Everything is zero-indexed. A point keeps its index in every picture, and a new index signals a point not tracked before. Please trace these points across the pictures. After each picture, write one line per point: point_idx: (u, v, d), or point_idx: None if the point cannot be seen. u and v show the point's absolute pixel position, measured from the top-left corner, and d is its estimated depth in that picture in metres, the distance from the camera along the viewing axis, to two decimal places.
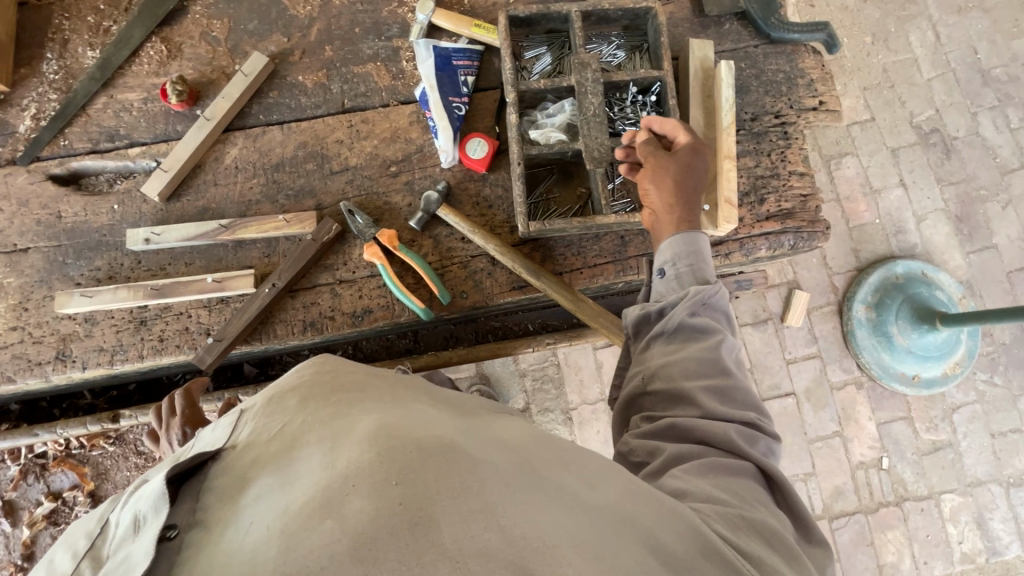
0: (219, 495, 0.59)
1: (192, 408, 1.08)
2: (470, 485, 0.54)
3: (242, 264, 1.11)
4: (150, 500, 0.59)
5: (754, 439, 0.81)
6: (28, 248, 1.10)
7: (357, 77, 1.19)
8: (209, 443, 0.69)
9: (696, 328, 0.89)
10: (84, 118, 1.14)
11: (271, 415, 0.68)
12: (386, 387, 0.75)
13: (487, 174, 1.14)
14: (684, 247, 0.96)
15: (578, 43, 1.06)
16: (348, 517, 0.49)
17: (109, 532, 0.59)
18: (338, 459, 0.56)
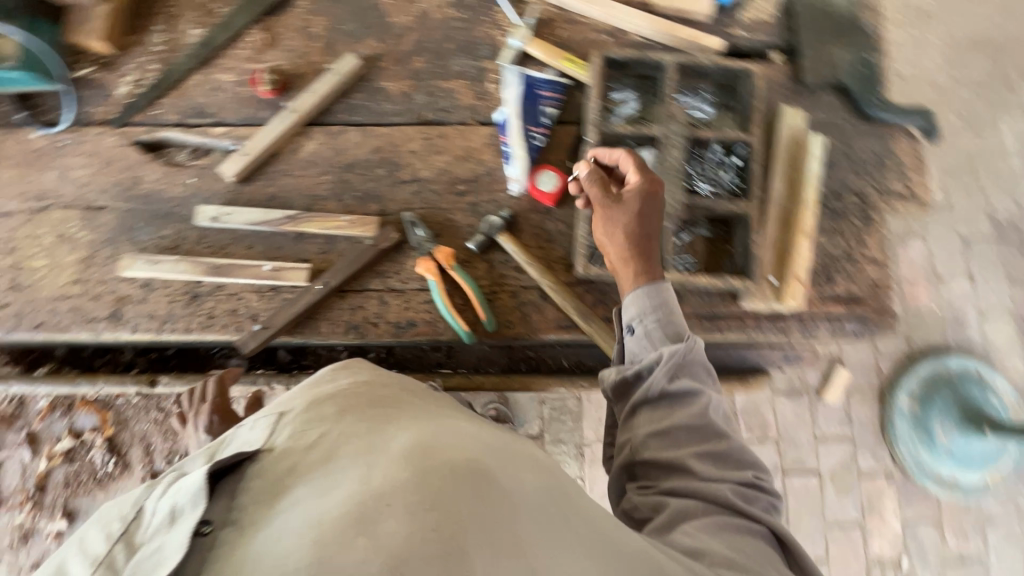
0: (253, 494, 0.60)
1: (222, 397, 1.14)
2: (501, 520, 0.55)
3: (299, 256, 1.12)
4: (187, 492, 0.59)
5: (757, 496, 0.78)
6: (104, 207, 1.14)
7: (441, 91, 1.20)
8: (247, 441, 0.71)
9: (676, 395, 0.83)
10: (178, 92, 1.19)
11: (308, 422, 0.69)
12: (416, 408, 0.77)
13: (552, 208, 1.13)
14: (654, 300, 0.90)
15: (669, 94, 1.05)
16: (383, 537, 0.49)
17: (145, 518, 0.60)
18: (373, 474, 0.56)
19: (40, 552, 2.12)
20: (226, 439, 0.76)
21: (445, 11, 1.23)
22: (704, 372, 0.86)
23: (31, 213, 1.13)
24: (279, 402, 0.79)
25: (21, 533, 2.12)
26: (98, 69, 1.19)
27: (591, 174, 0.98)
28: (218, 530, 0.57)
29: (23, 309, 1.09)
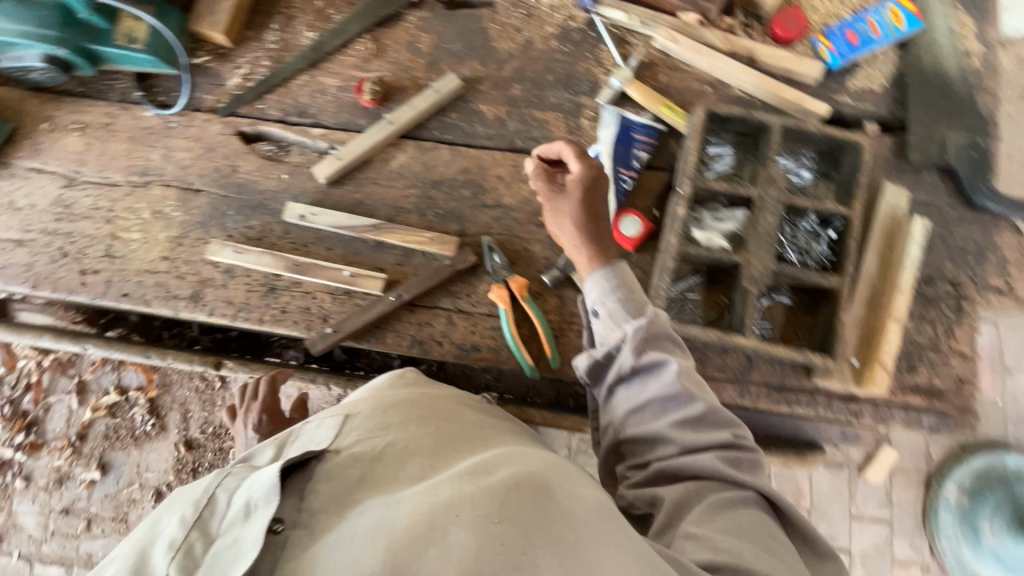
0: (323, 498, 0.71)
1: (272, 397, 1.18)
2: (562, 536, 0.60)
3: (376, 264, 1.14)
4: (260, 489, 0.68)
5: (743, 461, 0.81)
6: (200, 191, 1.19)
7: (535, 121, 1.21)
8: (312, 440, 0.82)
9: (649, 372, 0.88)
10: (284, 90, 1.24)
11: (372, 432, 0.80)
12: (469, 429, 0.86)
13: (631, 252, 1.12)
14: (622, 275, 0.96)
15: (771, 158, 1.02)
16: (452, 549, 0.56)
17: (219, 508, 0.70)
18: (440, 489, 0.64)
19: (70, 498, 2.20)
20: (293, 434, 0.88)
21: (550, 43, 1.25)
22: (672, 343, 0.90)
23: (133, 187, 1.19)
24: (341, 406, 0.91)
25: (56, 477, 2.21)
26: (212, 58, 1.25)
27: (537, 171, 1.04)
28: (289, 530, 0.68)
29: (111, 277, 1.14)
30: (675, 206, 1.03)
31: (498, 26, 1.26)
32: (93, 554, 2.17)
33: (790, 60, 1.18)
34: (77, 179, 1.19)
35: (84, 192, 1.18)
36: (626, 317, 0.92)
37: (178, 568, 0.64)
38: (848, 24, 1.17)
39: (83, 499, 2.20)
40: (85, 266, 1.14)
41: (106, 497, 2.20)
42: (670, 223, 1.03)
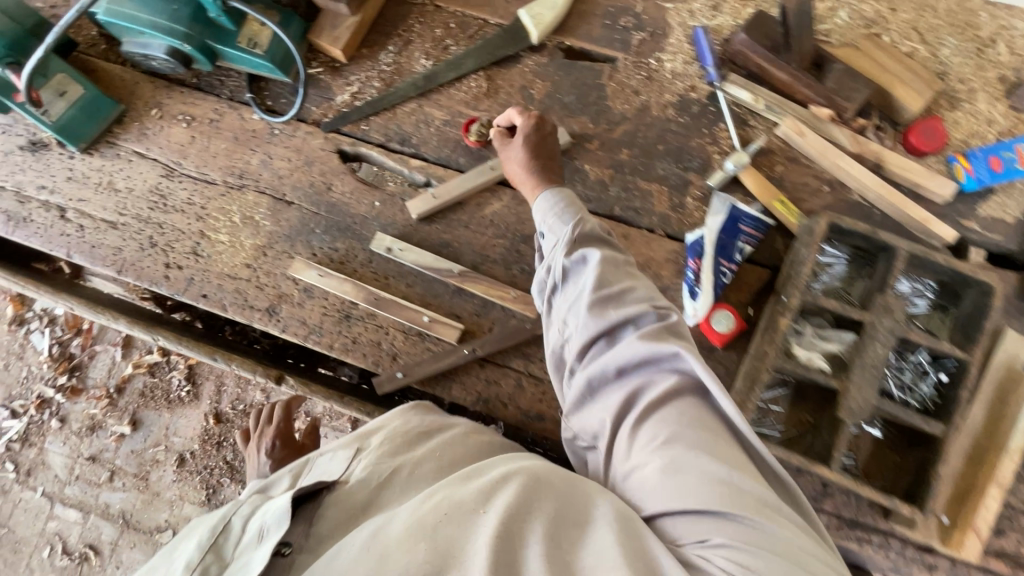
0: (331, 523, 0.79)
1: (286, 422, 1.22)
2: (535, 514, 0.71)
3: (453, 311, 1.11)
4: (272, 516, 0.75)
5: (654, 336, 0.79)
6: (292, 203, 1.18)
7: (638, 190, 1.17)
8: (325, 471, 0.88)
9: (577, 271, 0.90)
10: (390, 114, 1.22)
11: (380, 462, 0.88)
12: (467, 445, 0.94)
13: (718, 348, 1.06)
14: (564, 195, 0.98)
15: (891, 284, 0.96)
16: (435, 549, 0.67)
17: (233, 534, 0.76)
18: (432, 496, 0.74)
19: (98, 447, 2.26)
20: (309, 464, 0.92)
21: (666, 111, 1.20)
22: (605, 243, 0.94)
23: (228, 189, 1.19)
24: (354, 436, 0.96)
25: (89, 423, 2.28)
26: (325, 70, 1.25)
27: (494, 133, 1.10)
28: (295, 553, 0.75)
29: (194, 275, 1.14)
30: (778, 315, 0.98)
31: (616, 84, 1.22)
32: (110, 506, 2.22)
33: (920, 174, 1.11)
34: (177, 171, 1.20)
35: (180, 185, 1.19)
36: (563, 225, 0.95)
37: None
38: (994, 148, 1.08)
39: (111, 450, 2.26)
40: (170, 260, 1.15)
41: (131, 452, 2.26)
42: (770, 333, 0.97)
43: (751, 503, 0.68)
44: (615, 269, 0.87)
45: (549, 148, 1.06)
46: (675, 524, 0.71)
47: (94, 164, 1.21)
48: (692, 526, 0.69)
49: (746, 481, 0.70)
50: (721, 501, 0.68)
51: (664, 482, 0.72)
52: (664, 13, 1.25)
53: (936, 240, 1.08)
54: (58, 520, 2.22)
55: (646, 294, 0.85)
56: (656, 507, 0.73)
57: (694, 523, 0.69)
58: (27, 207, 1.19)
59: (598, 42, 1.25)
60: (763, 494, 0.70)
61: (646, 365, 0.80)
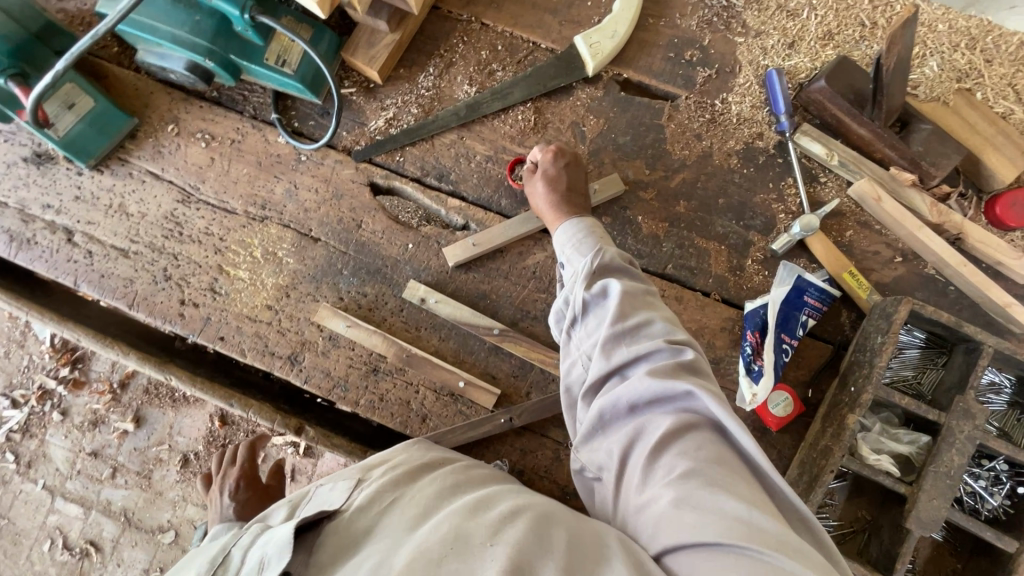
0: (330, 551, 0.64)
1: (251, 462, 1.15)
2: (551, 550, 0.60)
3: (489, 371, 1.04)
4: (273, 544, 0.63)
5: (668, 370, 0.70)
6: (318, 240, 1.09)
7: (693, 248, 1.07)
8: (324, 502, 0.72)
9: (594, 304, 0.82)
10: (427, 146, 1.12)
11: (385, 489, 0.72)
12: (482, 470, 0.80)
13: (770, 431, 1.00)
14: (582, 225, 0.94)
15: (972, 385, 0.87)
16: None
17: (231, 568, 0.65)
18: (440, 524, 0.63)
19: (100, 442, 2.22)
20: (308, 495, 0.78)
21: (730, 160, 1.10)
22: (624, 273, 0.86)
23: (250, 220, 1.10)
24: (359, 464, 0.81)
25: (92, 418, 2.23)
26: (357, 91, 1.14)
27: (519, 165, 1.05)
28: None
29: (211, 315, 1.06)
30: (845, 410, 0.90)
31: (676, 126, 1.11)
32: (112, 503, 2.19)
33: (1005, 251, 1.01)
34: (194, 196, 1.11)
35: (197, 212, 1.10)
36: (581, 256, 0.90)
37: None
38: None
39: (113, 446, 2.21)
40: (186, 296, 1.07)
41: (134, 450, 2.21)
42: (835, 429, 0.90)
43: (775, 545, 0.55)
44: (632, 299, 0.78)
45: (573, 175, 1.01)
46: (683, 566, 0.58)
47: (104, 183, 1.11)
48: (703, 563, 0.56)
49: (769, 522, 0.58)
50: (739, 538, 0.56)
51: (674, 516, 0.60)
52: (734, 48, 1.13)
53: (1017, 328, 1.00)
54: (59, 514, 2.19)
55: (663, 327, 0.76)
56: (662, 543, 0.60)
57: (706, 560, 0.56)
58: (31, 227, 1.11)
59: (659, 77, 1.14)
60: (789, 538, 0.57)
61: (658, 401, 0.70)
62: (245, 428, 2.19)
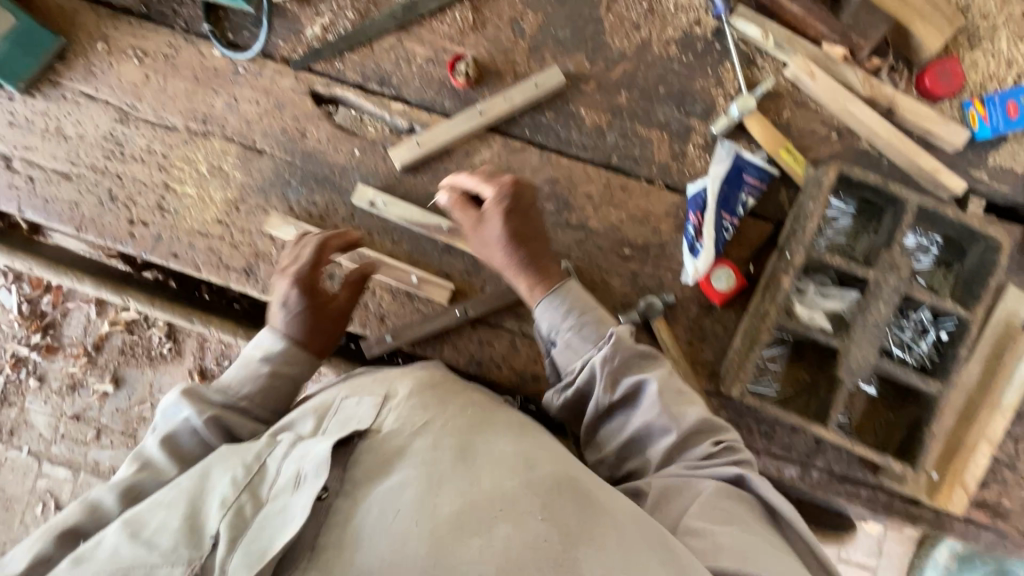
0: (366, 468, 0.71)
1: (313, 268, 0.96)
2: (585, 516, 0.66)
3: (442, 269, 1.06)
4: (309, 461, 0.70)
5: (723, 459, 0.80)
6: (263, 152, 1.08)
7: (636, 138, 1.09)
8: (353, 420, 0.80)
9: (627, 400, 0.86)
10: (366, 51, 1.11)
11: (412, 410, 0.79)
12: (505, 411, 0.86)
13: (716, 306, 1.03)
14: (570, 300, 0.91)
15: (898, 240, 0.92)
16: (493, 540, 0.62)
17: (269, 476, 0.72)
18: (482, 478, 0.68)
19: (81, 405, 2.22)
20: (334, 404, 0.86)
21: (669, 49, 1.10)
22: (644, 358, 0.87)
23: (192, 136, 1.09)
24: (377, 380, 0.89)
25: (70, 382, 2.22)
26: None
27: (450, 203, 0.95)
28: (333, 497, 0.68)
29: (161, 233, 1.06)
30: (780, 273, 0.94)
31: (615, 17, 1.11)
32: (100, 463, 2.21)
33: (934, 120, 1.05)
34: (132, 115, 1.09)
35: (137, 131, 1.09)
36: (582, 345, 0.89)
37: (229, 525, 0.66)
38: (1013, 93, 1.02)
39: (95, 409, 2.22)
40: (134, 216, 1.06)
41: (117, 410, 2.22)
42: (772, 292, 0.94)
43: None
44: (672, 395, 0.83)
45: (528, 222, 0.94)
46: None
47: (38, 107, 1.09)
48: None
49: None
50: None
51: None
52: None
53: (943, 192, 1.04)
54: (48, 478, 2.21)
55: (711, 424, 0.84)
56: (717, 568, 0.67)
57: None
58: None
59: None
60: None
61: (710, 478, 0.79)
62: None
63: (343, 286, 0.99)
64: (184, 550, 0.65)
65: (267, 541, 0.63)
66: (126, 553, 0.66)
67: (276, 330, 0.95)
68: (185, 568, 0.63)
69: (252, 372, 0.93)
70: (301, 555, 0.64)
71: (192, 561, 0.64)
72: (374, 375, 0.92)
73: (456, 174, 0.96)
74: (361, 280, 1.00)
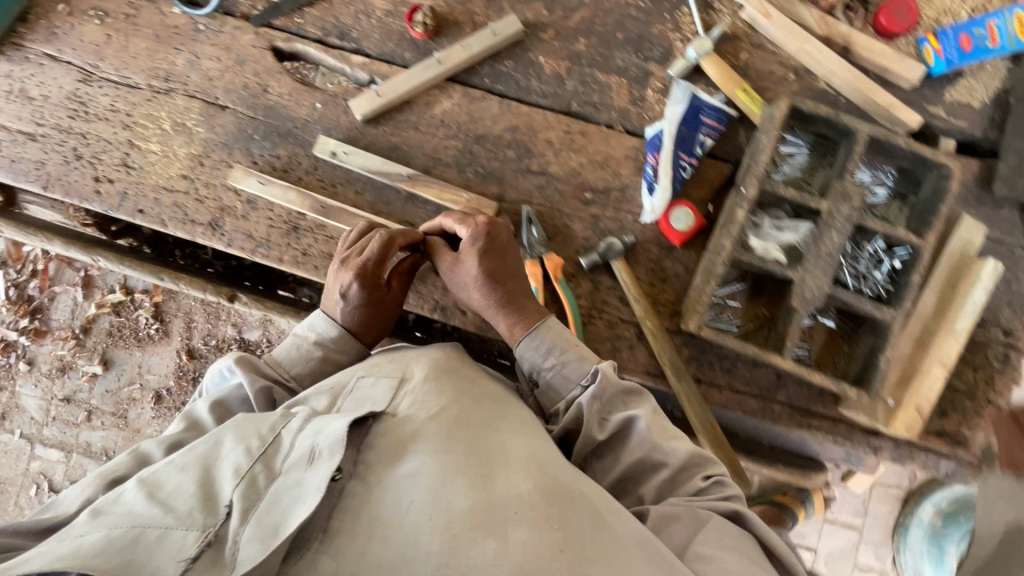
0: (379, 453, 0.75)
1: (377, 266, 0.95)
2: (590, 526, 0.68)
3: (406, 218, 1.07)
4: (325, 438, 0.71)
5: (717, 495, 0.80)
6: (225, 107, 1.09)
7: (596, 84, 1.10)
8: (368, 400, 0.84)
9: (617, 434, 0.87)
10: (325, 5, 1.11)
11: (426, 396, 0.84)
12: (510, 406, 0.90)
13: (677, 247, 1.04)
14: (551, 342, 0.93)
15: (849, 171, 0.93)
16: (507, 542, 0.63)
17: (283, 447, 0.74)
18: (494, 475, 0.71)
19: (72, 388, 2.24)
20: (346, 385, 0.89)
21: None
22: (629, 393, 0.89)
23: (154, 93, 1.10)
24: (393, 364, 0.93)
25: (60, 365, 2.24)
26: None
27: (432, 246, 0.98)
28: (345, 479, 0.71)
29: (127, 189, 1.07)
30: (735, 207, 0.95)
31: None
32: (92, 444, 2.23)
33: (889, 56, 1.05)
34: (94, 75, 1.10)
35: (101, 90, 1.10)
36: (563, 388, 0.92)
37: (242, 495, 0.67)
38: (966, 25, 1.03)
39: (85, 391, 2.24)
40: (99, 173, 1.08)
41: (106, 392, 2.23)
42: (727, 226, 0.95)
43: None
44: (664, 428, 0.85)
45: (504, 269, 0.95)
46: None
47: (2, 70, 1.10)
48: None
49: None
50: None
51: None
52: None
53: (900, 127, 1.04)
54: (41, 460, 2.23)
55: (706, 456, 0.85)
56: None
57: None
58: None
59: None
60: None
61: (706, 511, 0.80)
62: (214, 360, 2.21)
63: (397, 278, 1.00)
64: (198, 515, 0.65)
65: (283, 515, 0.64)
66: (140, 513, 0.65)
67: (331, 315, 0.99)
68: (200, 534, 0.63)
69: (295, 342, 0.99)
70: (312, 536, 0.65)
71: (206, 527, 0.63)
72: (384, 359, 0.96)
73: (442, 217, 0.98)
74: (411, 268, 1.03)
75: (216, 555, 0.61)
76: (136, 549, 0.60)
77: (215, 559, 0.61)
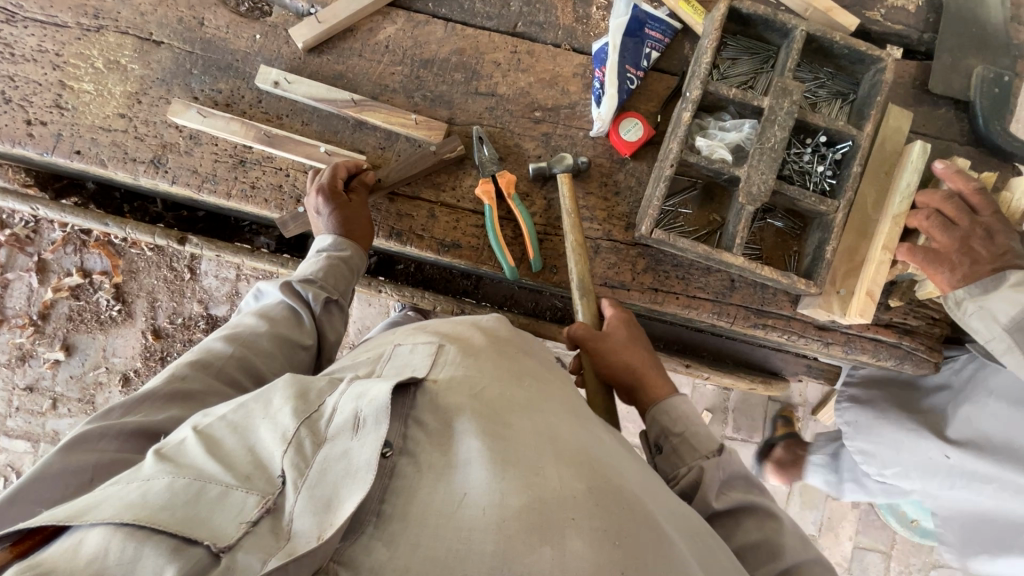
0: (429, 430, 0.60)
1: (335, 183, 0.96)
2: (658, 547, 0.56)
3: (356, 145, 1.06)
4: (371, 403, 0.56)
5: None
6: (160, 43, 1.06)
7: (540, 3, 1.09)
8: (408, 368, 0.70)
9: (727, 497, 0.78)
10: None
11: (467, 368, 0.69)
12: (558, 385, 0.76)
13: (628, 159, 1.05)
14: (681, 415, 0.86)
15: (789, 68, 0.94)
16: (565, 554, 0.50)
17: (325, 413, 0.59)
18: (549, 465, 0.57)
19: (33, 376, 1.96)
20: (384, 353, 0.77)
21: None
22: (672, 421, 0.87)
23: (84, 31, 1.05)
24: (435, 330, 0.79)
25: (19, 353, 1.94)
26: None
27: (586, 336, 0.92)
28: (396, 455, 0.57)
29: (62, 131, 1.04)
30: (682, 111, 0.96)
31: None
32: (60, 433, 2.00)
33: None
34: (18, 14, 1.05)
35: (26, 31, 1.05)
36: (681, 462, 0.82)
37: (293, 464, 0.54)
38: None
39: (48, 378, 1.96)
40: (32, 116, 1.03)
41: (71, 378, 1.97)
42: (675, 129, 0.96)
43: None
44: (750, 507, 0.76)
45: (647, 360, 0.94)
46: None
47: None
48: None
49: None
50: None
51: (958, 389, 1.11)
52: None
53: (838, 30, 1.06)
54: (7, 452, 2.02)
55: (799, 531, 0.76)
56: None
57: None
58: None
59: None
60: None
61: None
62: (183, 341, 1.94)
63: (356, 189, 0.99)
64: (259, 481, 0.53)
65: (335, 490, 0.51)
66: (200, 465, 0.54)
67: (321, 240, 0.97)
68: (261, 499, 0.51)
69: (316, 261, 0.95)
70: (367, 520, 0.52)
71: (267, 493, 0.52)
72: (425, 327, 0.82)
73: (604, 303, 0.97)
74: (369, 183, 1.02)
75: (276, 524, 0.50)
76: (197, 506, 0.50)
77: (276, 529, 0.49)
